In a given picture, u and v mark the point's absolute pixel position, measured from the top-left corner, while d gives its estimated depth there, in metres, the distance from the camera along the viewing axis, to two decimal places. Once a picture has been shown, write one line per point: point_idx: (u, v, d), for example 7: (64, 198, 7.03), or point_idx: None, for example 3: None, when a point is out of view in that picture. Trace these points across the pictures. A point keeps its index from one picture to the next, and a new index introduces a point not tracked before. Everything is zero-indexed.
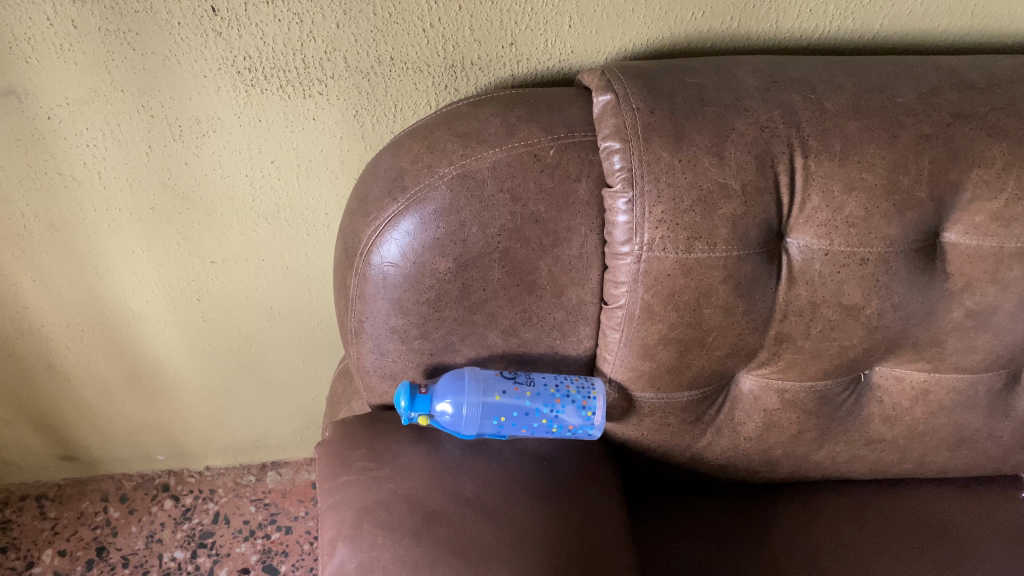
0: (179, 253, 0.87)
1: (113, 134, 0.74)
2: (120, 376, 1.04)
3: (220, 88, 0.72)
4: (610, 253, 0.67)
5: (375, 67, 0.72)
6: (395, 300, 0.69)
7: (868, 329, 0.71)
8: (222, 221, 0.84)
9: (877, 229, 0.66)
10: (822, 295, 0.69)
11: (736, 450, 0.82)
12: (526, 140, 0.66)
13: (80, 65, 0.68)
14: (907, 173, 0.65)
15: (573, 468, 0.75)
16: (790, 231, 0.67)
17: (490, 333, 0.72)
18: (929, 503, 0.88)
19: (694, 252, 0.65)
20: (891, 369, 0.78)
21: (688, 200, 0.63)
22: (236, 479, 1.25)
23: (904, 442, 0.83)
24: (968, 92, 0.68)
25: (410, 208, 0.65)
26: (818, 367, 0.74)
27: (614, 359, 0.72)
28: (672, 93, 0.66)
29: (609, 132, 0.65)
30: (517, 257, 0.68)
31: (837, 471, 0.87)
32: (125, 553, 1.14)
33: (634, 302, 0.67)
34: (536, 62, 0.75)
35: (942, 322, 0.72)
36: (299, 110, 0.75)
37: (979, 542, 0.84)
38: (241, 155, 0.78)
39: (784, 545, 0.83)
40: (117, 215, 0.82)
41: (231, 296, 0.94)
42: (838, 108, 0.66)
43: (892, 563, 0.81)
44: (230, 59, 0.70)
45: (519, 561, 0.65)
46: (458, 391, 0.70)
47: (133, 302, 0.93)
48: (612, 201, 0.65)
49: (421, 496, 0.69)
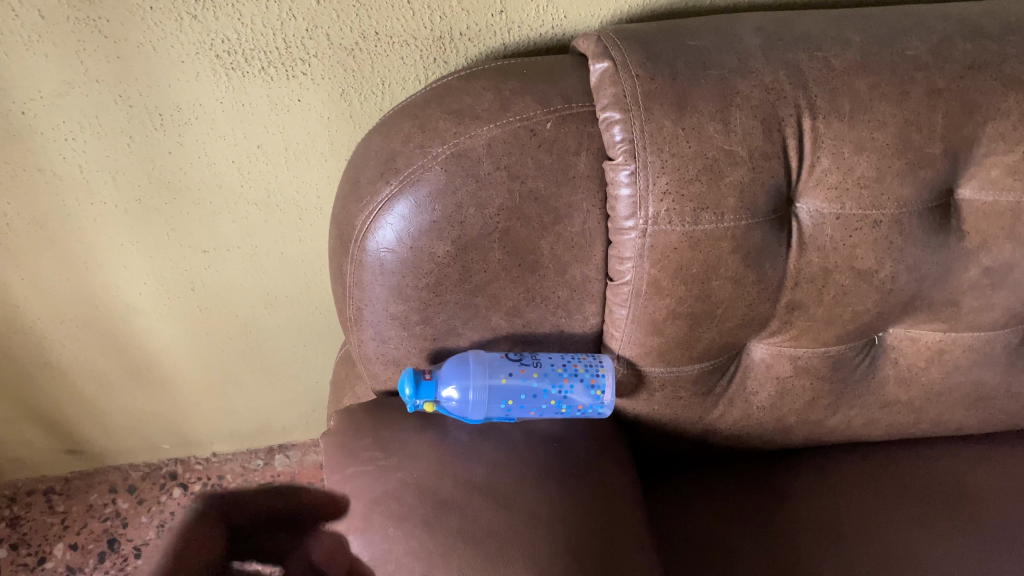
0: (169, 243, 0.85)
1: (92, 126, 0.71)
2: (119, 369, 1.02)
3: (199, 73, 0.69)
4: (613, 228, 0.65)
5: (360, 43, 0.69)
6: (394, 286, 0.67)
7: (882, 292, 0.70)
8: (211, 209, 0.81)
9: (889, 189, 0.65)
10: (834, 260, 0.67)
11: (749, 419, 0.80)
12: (521, 114, 0.63)
13: (51, 57, 0.65)
14: (919, 130, 0.64)
15: (584, 447, 0.74)
16: (800, 195, 0.65)
17: (494, 315, 0.70)
18: (946, 462, 0.87)
19: (701, 224, 0.63)
20: (905, 330, 0.77)
21: (692, 170, 0.61)
22: (243, 464, 1.23)
23: (920, 403, 0.81)
24: (980, 41, 0.66)
25: (404, 191, 0.63)
26: (832, 333, 0.72)
27: (622, 336, 0.70)
28: (673, 57, 0.63)
29: (608, 102, 0.62)
30: (518, 237, 0.65)
31: (854, 435, 0.84)
32: (138, 544, 1.16)
33: (640, 277, 0.65)
34: (528, 29, 0.72)
35: (958, 281, 0.71)
36: (283, 92, 0.72)
37: (997, 499, 0.83)
38: (226, 141, 0.75)
39: (802, 513, 0.82)
40: (102, 209, 0.79)
41: (226, 284, 0.92)
42: (846, 65, 0.64)
43: (911, 527, 0.80)
44: (208, 42, 0.66)
45: (534, 546, 0.64)
46: (462, 376, 0.68)
47: (127, 295, 0.90)
48: (615, 173, 0.62)
49: (431, 484, 0.67)
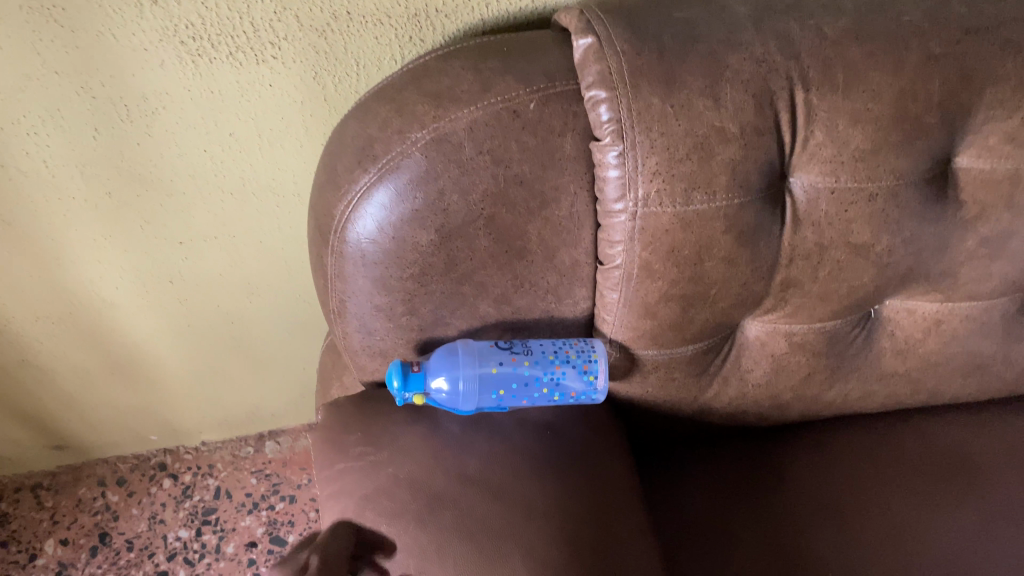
0: (143, 236, 0.82)
1: (55, 120, 0.68)
2: (101, 363, 0.99)
3: (165, 61, 0.65)
4: (602, 211, 0.63)
5: (332, 23, 0.66)
6: (377, 277, 0.65)
7: (879, 266, 0.68)
8: (185, 200, 0.79)
9: (886, 162, 0.63)
10: (829, 236, 0.65)
11: (745, 397, 0.78)
12: (503, 95, 0.60)
13: (6, 50, 0.62)
14: (915, 99, 0.61)
15: (577, 433, 0.72)
16: (793, 170, 0.63)
17: (482, 303, 0.68)
18: (944, 430, 0.86)
19: (694, 203, 0.60)
20: (902, 302, 0.75)
21: (683, 149, 0.59)
22: (233, 452, 1.22)
23: (918, 373, 0.80)
24: (977, 4, 0.63)
25: (384, 178, 0.60)
26: (828, 309, 0.71)
27: (614, 320, 0.69)
28: (659, 31, 0.60)
29: (594, 80, 0.59)
30: (504, 223, 0.63)
31: (851, 408, 0.83)
32: (129, 537, 1.13)
33: (631, 261, 0.63)
34: (507, 3, 0.69)
35: (955, 252, 0.69)
36: (253, 78, 0.68)
37: (995, 466, 0.82)
38: (196, 129, 0.72)
39: (799, 489, 0.81)
40: (71, 204, 0.76)
41: (205, 275, 0.89)
42: (839, 33, 0.61)
43: (909, 499, 0.79)
44: (171, 28, 0.63)
45: (530, 538, 0.63)
46: (452, 367, 0.66)
47: (103, 290, 0.88)
48: (602, 155, 0.60)
49: (423, 479, 0.66)
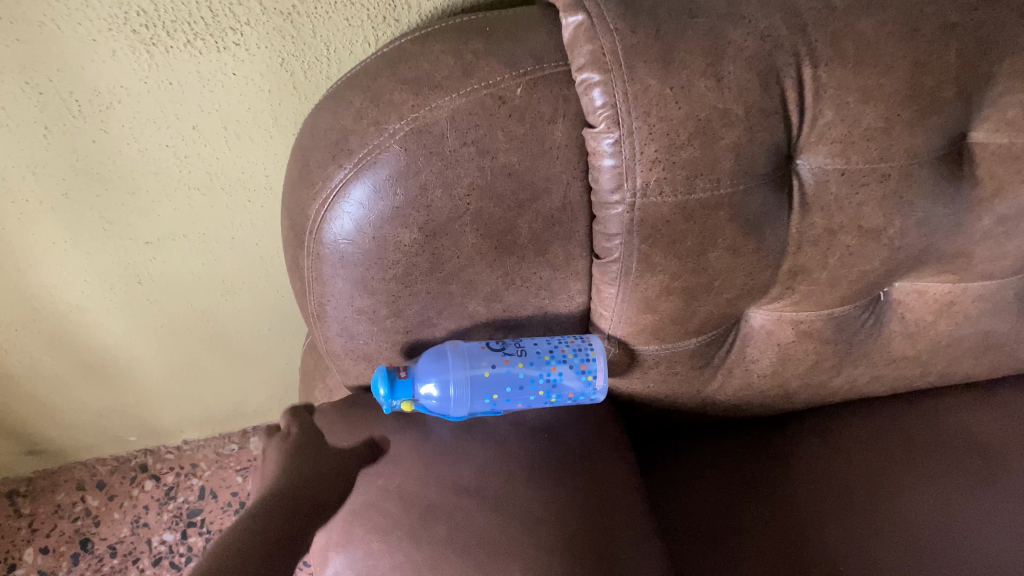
0: (107, 236, 0.77)
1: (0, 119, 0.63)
2: (71, 367, 0.95)
3: (116, 52, 0.60)
4: (598, 202, 0.58)
5: (298, 5, 0.60)
6: (358, 279, 0.60)
7: (890, 250, 0.64)
8: (149, 198, 0.74)
9: (899, 141, 0.58)
10: (839, 221, 0.61)
11: (750, 388, 0.75)
12: (487, 80, 0.55)
13: None
14: (930, 72, 0.57)
15: (576, 434, 0.69)
16: (801, 151, 0.59)
17: (471, 301, 0.63)
18: (953, 411, 0.83)
19: (696, 191, 0.56)
20: (912, 284, 0.72)
21: (684, 133, 0.54)
22: (217, 450, 1.18)
23: (927, 356, 0.76)
24: None
25: (360, 174, 0.56)
26: (836, 295, 0.67)
27: (613, 315, 0.65)
28: (655, 5, 0.55)
29: (586, 61, 0.54)
30: (492, 218, 0.58)
31: (858, 392, 0.80)
32: (112, 542, 1.10)
33: (630, 254, 0.59)
34: None
35: (970, 231, 0.65)
36: (214, 66, 0.63)
37: (1008, 447, 0.79)
38: (155, 123, 0.67)
39: (806, 480, 0.78)
40: (26, 207, 0.71)
41: (176, 274, 0.84)
42: (849, 3, 0.56)
43: (920, 485, 0.76)
44: (121, 16, 0.58)
45: (530, 550, 0.59)
46: (441, 371, 0.62)
47: (68, 293, 0.83)
48: (596, 142, 0.55)
49: (414, 490, 0.62)
